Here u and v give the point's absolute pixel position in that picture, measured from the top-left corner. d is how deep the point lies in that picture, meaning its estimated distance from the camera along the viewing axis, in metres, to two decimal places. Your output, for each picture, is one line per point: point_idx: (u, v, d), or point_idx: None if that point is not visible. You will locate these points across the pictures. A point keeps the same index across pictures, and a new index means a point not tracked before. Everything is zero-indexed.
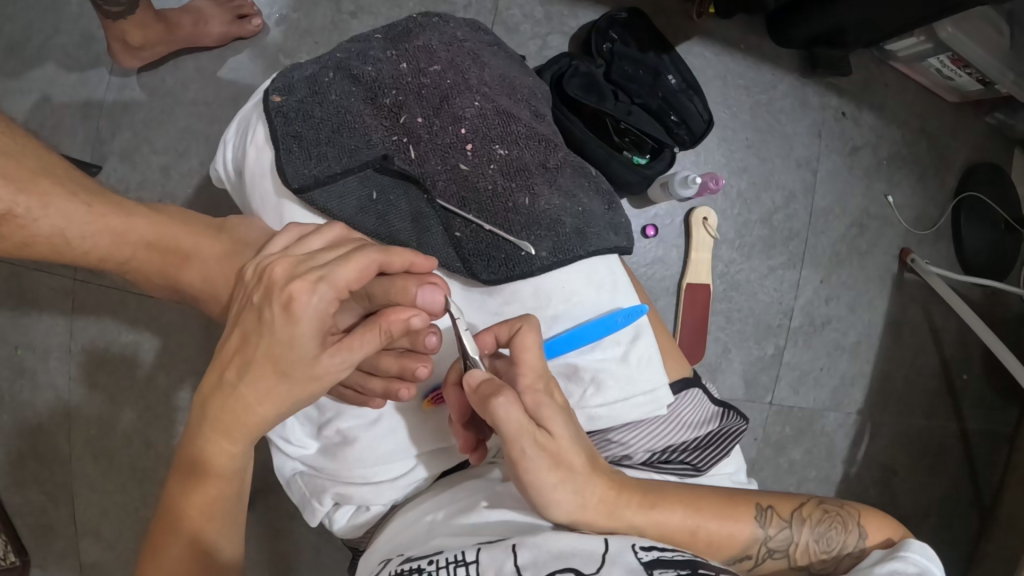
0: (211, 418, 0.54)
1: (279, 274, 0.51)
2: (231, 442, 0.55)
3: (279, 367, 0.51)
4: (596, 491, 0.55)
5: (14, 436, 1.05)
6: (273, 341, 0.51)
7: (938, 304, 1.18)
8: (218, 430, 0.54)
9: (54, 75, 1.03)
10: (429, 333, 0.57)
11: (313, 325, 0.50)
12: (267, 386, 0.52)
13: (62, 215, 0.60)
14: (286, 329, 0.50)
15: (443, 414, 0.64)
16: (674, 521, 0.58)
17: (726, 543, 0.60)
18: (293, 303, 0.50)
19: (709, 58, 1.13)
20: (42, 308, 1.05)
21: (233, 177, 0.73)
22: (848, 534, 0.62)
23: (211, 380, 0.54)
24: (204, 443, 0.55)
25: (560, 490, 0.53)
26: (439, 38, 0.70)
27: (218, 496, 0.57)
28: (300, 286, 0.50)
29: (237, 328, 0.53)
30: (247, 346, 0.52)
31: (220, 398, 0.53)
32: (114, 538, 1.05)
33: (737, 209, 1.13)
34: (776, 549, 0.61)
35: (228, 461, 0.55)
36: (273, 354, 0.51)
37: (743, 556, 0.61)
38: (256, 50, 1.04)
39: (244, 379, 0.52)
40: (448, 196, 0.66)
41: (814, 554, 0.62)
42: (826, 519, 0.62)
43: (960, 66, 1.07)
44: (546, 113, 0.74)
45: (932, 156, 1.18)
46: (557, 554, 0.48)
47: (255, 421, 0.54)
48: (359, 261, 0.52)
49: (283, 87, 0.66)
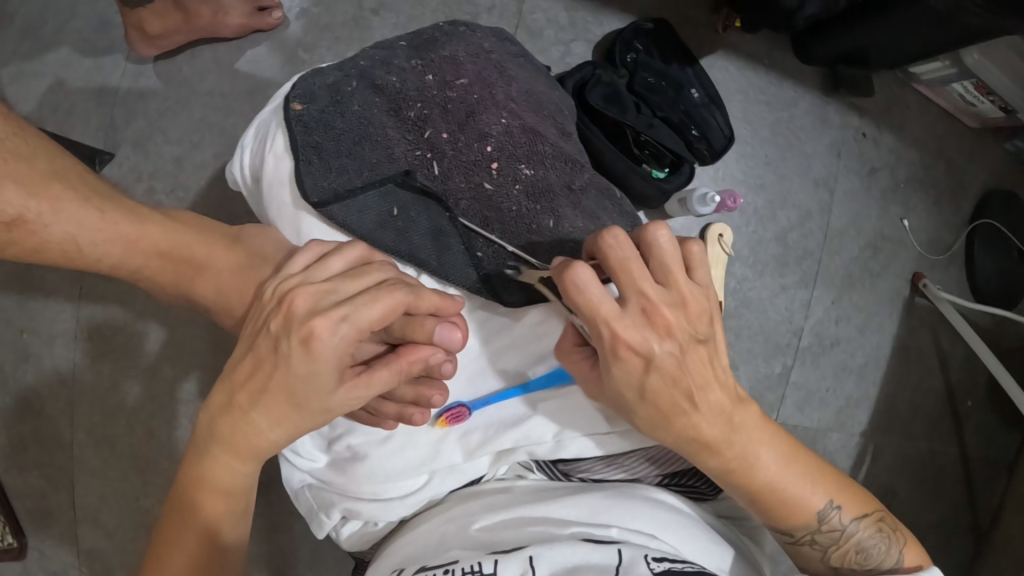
0: (220, 439, 0.54)
1: (300, 306, 0.51)
2: (239, 462, 0.55)
3: (293, 398, 0.51)
4: (716, 414, 0.53)
5: (15, 419, 1.05)
6: (290, 374, 0.51)
7: (946, 329, 1.17)
8: (227, 450, 0.54)
9: (69, 59, 1.02)
10: (444, 363, 0.57)
11: (332, 362, 0.50)
12: (279, 413, 0.52)
13: (73, 221, 0.58)
14: (304, 362, 0.50)
15: (458, 435, 0.62)
16: (763, 473, 0.55)
17: (777, 516, 0.57)
18: (312, 339, 0.49)
19: (732, 72, 1.13)
20: (50, 293, 1.06)
21: (250, 184, 0.72)
22: (888, 555, 0.58)
23: (219, 401, 0.53)
24: (213, 463, 0.55)
25: (686, 392, 0.52)
26: (466, 49, 0.68)
27: (228, 511, 0.56)
28: (323, 323, 0.50)
29: (250, 352, 0.53)
30: (260, 371, 0.52)
31: (228, 421, 0.53)
32: (111, 525, 1.04)
33: (752, 226, 1.13)
34: (818, 541, 0.58)
35: (237, 479, 0.56)
36: (288, 383, 0.51)
37: (784, 531, 0.58)
38: (276, 42, 1.03)
39: (255, 406, 0.52)
40: (471, 215, 0.65)
41: (850, 562, 0.58)
42: (877, 534, 0.58)
43: (983, 93, 1.07)
44: (573, 131, 0.73)
45: (949, 179, 1.18)
46: (571, 567, 0.48)
47: (266, 445, 0.54)
48: (385, 301, 0.51)
49: (304, 95, 0.65)
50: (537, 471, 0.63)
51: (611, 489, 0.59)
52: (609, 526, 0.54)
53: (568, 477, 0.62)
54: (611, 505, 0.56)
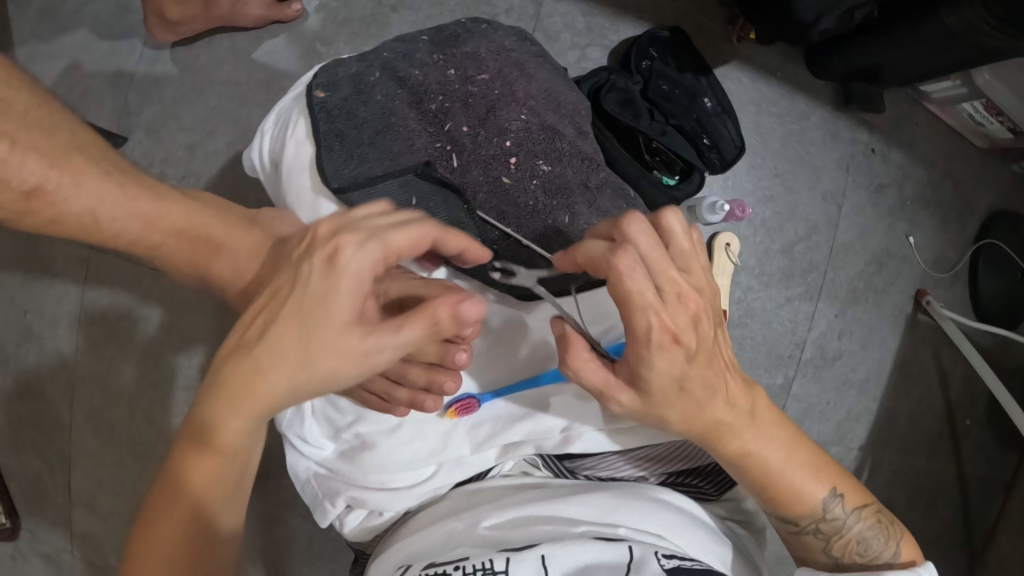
0: (221, 385, 0.51)
1: (325, 231, 0.52)
2: (237, 418, 0.52)
3: (306, 323, 0.50)
4: (737, 402, 0.53)
5: (17, 398, 1.05)
6: (307, 295, 0.51)
7: (947, 347, 1.18)
8: (227, 399, 0.51)
9: (86, 42, 1.02)
10: (458, 350, 0.59)
11: (352, 282, 0.50)
12: (287, 344, 0.50)
13: (93, 195, 0.57)
14: (324, 281, 0.50)
15: (467, 426, 0.62)
16: (771, 457, 0.55)
17: (784, 502, 0.56)
18: (338, 253, 0.50)
19: (745, 83, 1.14)
20: (55, 275, 1.06)
21: (268, 169, 0.72)
22: (885, 547, 0.58)
23: (230, 341, 0.53)
24: (210, 416, 0.52)
25: (709, 381, 0.52)
26: (487, 46, 0.69)
27: (220, 476, 0.54)
28: (348, 239, 0.50)
29: (269, 286, 0.53)
30: (278, 300, 0.52)
31: (236, 360, 0.51)
32: (105, 511, 1.03)
33: (759, 237, 1.14)
34: (822, 530, 0.58)
35: (236, 439, 0.52)
36: (303, 306, 0.50)
37: (789, 519, 0.57)
38: (294, 34, 1.03)
39: (267, 334, 0.51)
40: (489, 208, 0.66)
41: (852, 552, 0.58)
42: (876, 526, 0.58)
43: (992, 114, 1.08)
44: (589, 130, 0.74)
45: (955, 199, 1.18)
46: (584, 566, 0.48)
47: (267, 390, 0.51)
48: (414, 230, 0.53)
49: (326, 83, 0.65)
50: (542, 468, 0.63)
51: (618, 489, 0.59)
52: (617, 525, 0.55)
53: (573, 475, 0.62)
54: (618, 504, 0.56)
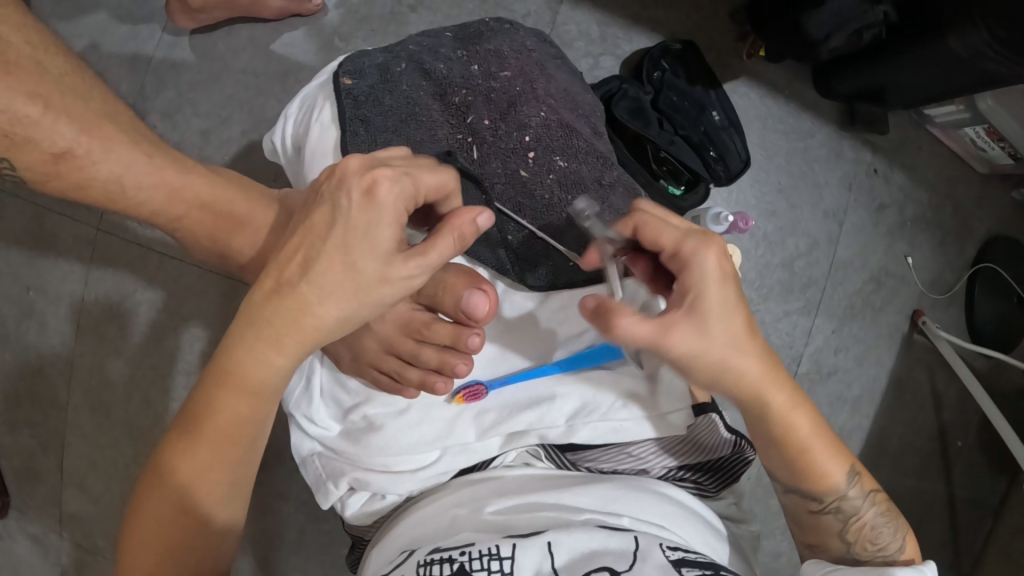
0: (257, 323, 0.53)
1: (355, 164, 0.53)
2: (277, 355, 0.53)
3: (347, 255, 0.52)
4: (760, 361, 0.56)
5: (15, 375, 1.05)
6: (349, 227, 0.52)
7: (942, 368, 1.19)
8: (269, 337, 0.53)
9: (106, 25, 1.03)
10: (471, 334, 0.63)
11: (390, 212, 0.53)
12: (332, 279, 0.52)
13: (121, 162, 0.59)
14: (364, 213, 0.52)
15: (474, 413, 0.63)
16: (801, 422, 0.57)
17: (813, 474, 0.58)
18: (378, 187, 0.52)
19: (753, 98, 1.16)
20: (61, 253, 1.06)
21: (289, 152, 0.73)
22: (895, 539, 0.59)
23: (267, 284, 0.54)
24: (250, 355, 0.53)
25: (731, 346, 0.54)
26: (509, 44, 0.70)
27: (236, 430, 0.54)
28: (390, 174, 0.53)
29: (302, 227, 0.54)
30: (315, 237, 0.53)
31: (276, 300, 0.53)
32: (96, 493, 1.03)
33: (761, 250, 1.15)
34: (842, 510, 0.59)
35: (267, 376, 0.54)
36: (343, 241, 0.52)
37: (813, 495, 0.59)
38: (313, 28, 1.04)
39: (308, 274, 0.52)
40: (506, 199, 0.68)
41: (864, 538, 0.59)
42: (890, 516, 0.60)
43: (994, 139, 1.10)
44: (605, 132, 0.74)
45: (955, 222, 1.20)
46: (590, 553, 0.49)
47: (321, 320, 0.53)
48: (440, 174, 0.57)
49: (353, 71, 0.67)
50: (545, 460, 0.62)
51: (622, 481, 0.59)
52: (620, 515, 0.55)
53: (575, 467, 0.62)
54: (621, 495, 0.57)
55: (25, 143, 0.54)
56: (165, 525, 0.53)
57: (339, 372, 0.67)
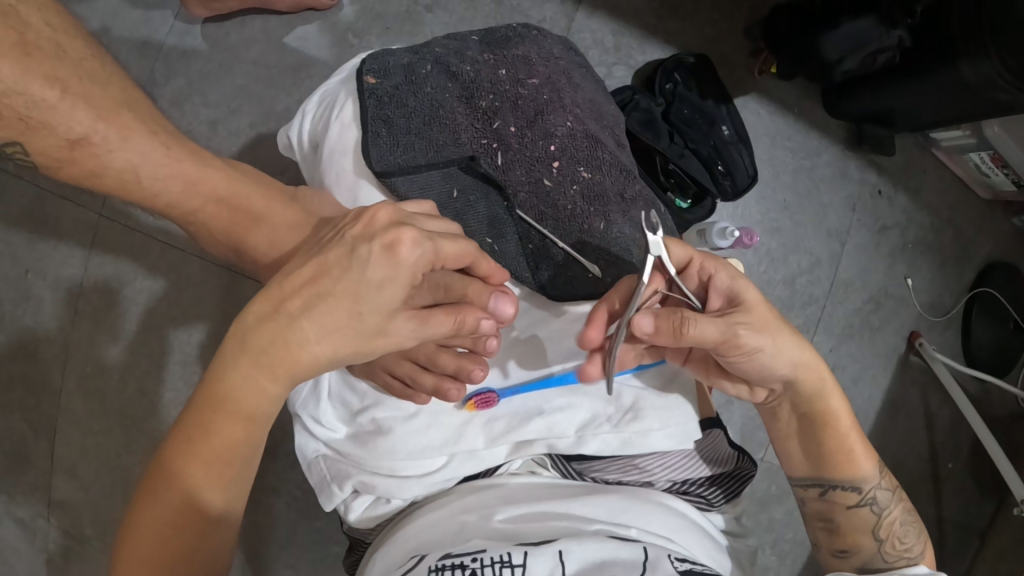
0: (254, 351, 0.52)
1: (383, 219, 0.55)
2: (272, 382, 0.53)
3: (356, 306, 0.53)
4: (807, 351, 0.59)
5: (10, 358, 1.03)
6: (362, 279, 0.52)
7: (936, 391, 1.19)
8: (263, 365, 0.52)
9: (118, 9, 1.02)
10: (490, 338, 0.60)
11: (406, 274, 0.54)
12: (333, 321, 0.52)
13: (137, 152, 0.58)
14: (383, 269, 0.53)
15: (484, 421, 0.62)
16: (841, 411, 0.62)
17: (853, 462, 0.62)
18: (401, 245, 0.53)
19: (763, 115, 1.16)
20: (61, 238, 1.05)
21: (305, 150, 0.73)
22: (916, 541, 0.64)
23: (265, 307, 0.52)
24: (247, 382, 0.52)
25: (782, 346, 0.57)
26: (537, 51, 0.71)
27: (240, 443, 0.53)
28: (412, 235, 0.54)
29: (314, 259, 0.53)
30: (326, 277, 0.53)
31: (274, 328, 0.52)
32: (86, 481, 1.01)
33: (764, 266, 1.15)
34: (876, 503, 0.63)
35: (262, 403, 0.53)
36: (355, 289, 0.52)
37: (853, 486, 0.63)
38: (327, 23, 1.03)
39: (310, 311, 0.52)
40: (528, 208, 0.67)
41: (893, 533, 0.63)
42: (911, 518, 0.65)
43: (998, 165, 1.11)
44: (627, 143, 0.75)
45: (955, 246, 1.21)
46: (601, 562, 0.49)
47: (312, 361, 0.53)
48: (462, 242, 0.58)
49: (378, 70, 0.67)
50: (551, 469, 0.63)
51: (628, 492, 0.59)
52: (628, 526, 0.56)
53: (581, 477, 0.62)
54: (629, 505, 0.57)
55: (40, 127, 0.53)
56: (165, 529, 0.52)
57: (349, 373, 0.67)
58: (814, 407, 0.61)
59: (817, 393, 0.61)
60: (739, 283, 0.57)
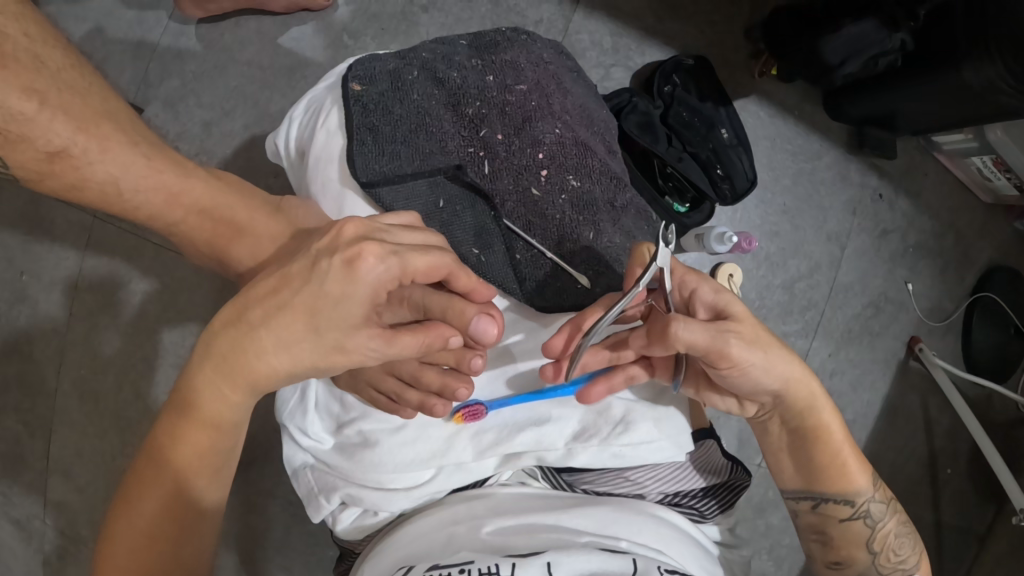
0: (215, 357, 0.54)
1: (349, 232, 0.54)
2: (233, 391, 0.54)
3: (313, 319, 0.52)
4: (801, 365, 0.59)
5: (4, 360, 1.03)
6: (320, 292, 0.52)
7: (936, 396, 1.18)
8: (221, 370, 0.54)
9: (112, 9, 1.01)
10: (474, 355, 0.58)
11: (366, 290, 0.52)
12: (291, 333, 0.52)
13: (118, 163, 0.58)
14: (341, 283, 0.52)
15: (473, 434, 0.61)
16: (834, 425, 0.61)
17: (844, 476, 0.62)
18: (361, 261, 0.52)
19: (763, 118, 1.15)
20: (56, 239, 1.04)
21: (292, 157, 0.72)
22: (911, 553, 0.64)
23: (230, 316, 0.54)
24: (209, 388, 0.54)
25: (772, 366, 0.57)
26: (527, 57, 0.71)
27: (207, 451, 0.55)
28: (373, 250, 0.52)
29: (278, 271, 0.54)
30: (287, 289, 0.53)
31: (235, 337, 0.53)
32: (79, 484, 1.01)
33: (762, 270, 1.14)
34: (870, 515, 0.62)
35: (222, 409, 0.54)
36: (312, 303, 0.52)
37: (846, 499, 0.62)
38: (322, 24, 1.03)
39: (267, 322, 0.52)
40: (516, 217, 0.66)
41: (887, 546, 0.63)
42: (905, 530, 0.64)
43: (1001, 169, 1.09)
44: (617, 150, 0.76)
45: (956, 250, 1.20)
46: None
47: (267, 371, 0.53)
48: (433, 258, 0.54)
49: (364, 77, 0.67)
50: (541, 480, 0.63)
51: (621, 504, 0.59)
52: (618, 539, 0.55)
53: (572, 489, 0.62)
54: (618, 518, 0.56)
55: (18, 140, 0.53)
56: (143, 538, 0.54)
57: (335, 385, 0.66)
58: (807, 422, 0.60)
59: (809, 407, 0.60)
60: (723, 297, 0.57)
